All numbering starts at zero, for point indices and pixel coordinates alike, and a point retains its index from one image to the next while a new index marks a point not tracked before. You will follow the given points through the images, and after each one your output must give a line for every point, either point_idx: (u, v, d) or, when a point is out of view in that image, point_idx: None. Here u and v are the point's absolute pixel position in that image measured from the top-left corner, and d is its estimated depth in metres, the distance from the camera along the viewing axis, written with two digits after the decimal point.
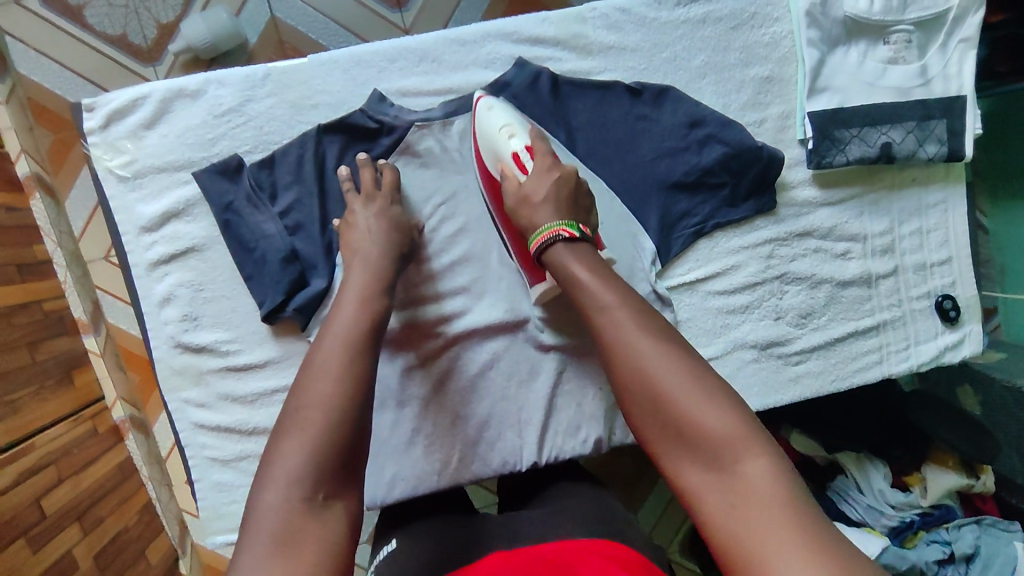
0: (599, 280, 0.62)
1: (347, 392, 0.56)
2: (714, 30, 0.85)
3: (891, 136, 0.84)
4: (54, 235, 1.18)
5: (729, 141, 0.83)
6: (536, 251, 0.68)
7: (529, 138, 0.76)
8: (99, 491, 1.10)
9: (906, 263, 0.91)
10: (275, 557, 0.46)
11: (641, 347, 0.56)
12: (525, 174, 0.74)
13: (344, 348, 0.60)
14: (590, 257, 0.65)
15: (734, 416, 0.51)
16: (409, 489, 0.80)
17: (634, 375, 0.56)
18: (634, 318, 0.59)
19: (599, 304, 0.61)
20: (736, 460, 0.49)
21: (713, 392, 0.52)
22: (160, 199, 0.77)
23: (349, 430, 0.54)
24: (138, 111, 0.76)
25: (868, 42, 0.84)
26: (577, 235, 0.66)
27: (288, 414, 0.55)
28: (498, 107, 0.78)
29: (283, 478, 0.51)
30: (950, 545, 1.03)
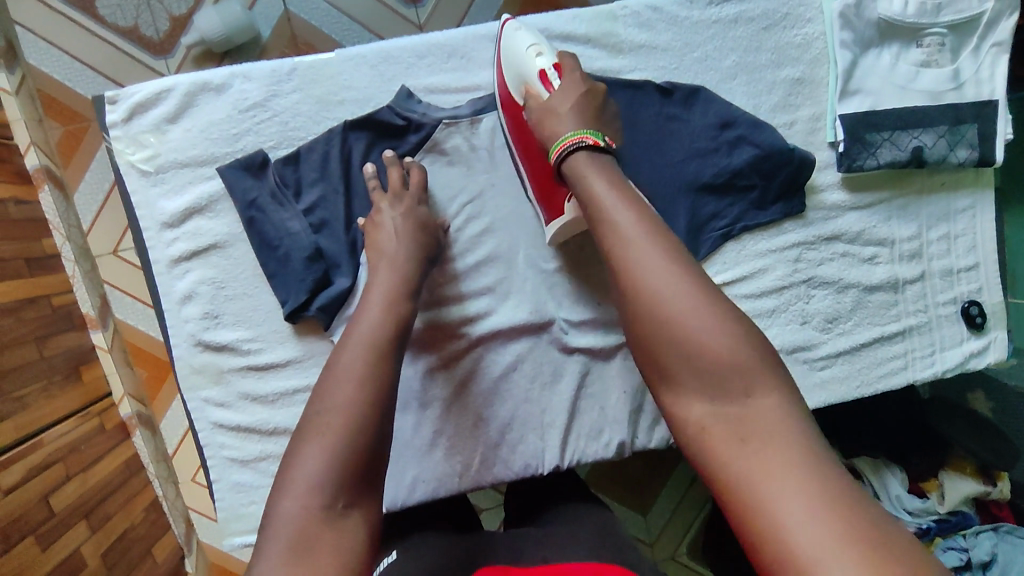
0: (617, 197, 0.58)
1: (370, 397, 0.55)
2: (746, 30, 0.84)
3: (923, 140, 0.83)
4: (64, 229, 1.17)
5: (760, 143, 0.82)
6: (556, 160, 0.65)
7: (556, 58, 0.73)
8: (106, 488, 1.09)
9: (933, 269, 0.90)
10: (290, 565, 0.45)
11: (654, 266, 0.52)
12: (551, 90, 0.71)
13: (366, 352, 0.58)
14: (609, 171, 0.61)
15: (746, 347, 0.48)
16: (430, 491, 0.79)
17: (643, 293, 0.52)
18: (649, 236, 0.54)
19: (612, 219, 0.57)
20: (746, 393, 0.47)
21: (727, 319, 0.50)
22: (183, 194, 0.76)
23: (371, 435, 0.53)
24: (161, 105, 0.75)
25: (900, 45, 0.83)
26: (601, 145, 0.63)
27: (308, 418, 0.54)
28: (525, 30, 0.76)
29: (302, 486, 0.49)
30: (967, 552, 0.99)
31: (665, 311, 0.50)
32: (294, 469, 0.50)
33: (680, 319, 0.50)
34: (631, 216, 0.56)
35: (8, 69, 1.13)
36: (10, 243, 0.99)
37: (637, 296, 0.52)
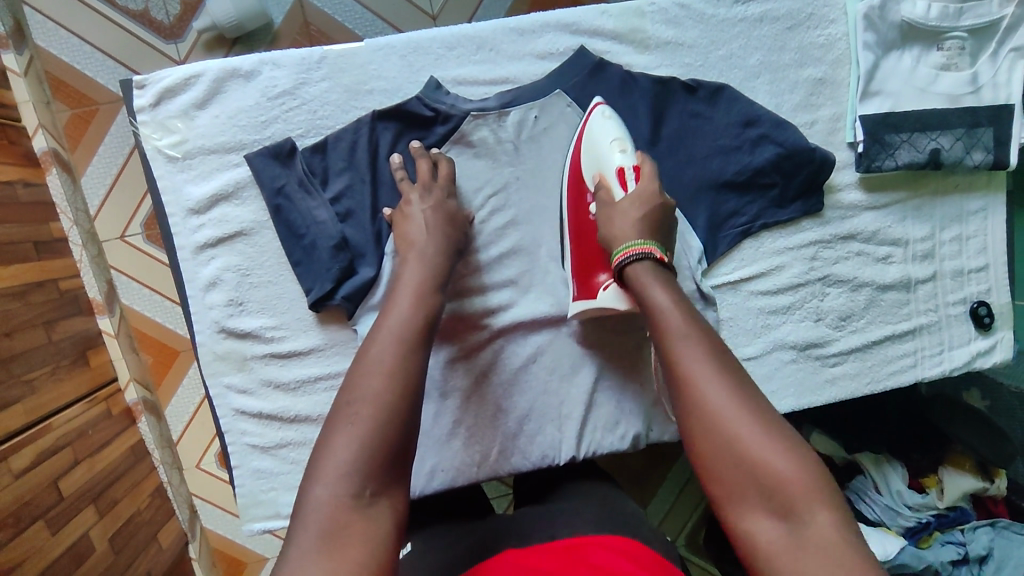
0: (675, 306, 0.61)
1: (401, 391, 0.54)
2: (772, 29, 0.85)
3: (940, 142, 0.84)
4: (71, 213, 1.15)
5: (782, 142, 0.83)
6: (617, 265, 0.67)
7: (637, 158, 0.74)
8: (113, 474, 1.09)
9: (945, 269, 0.91)
10: (323, 555, 0.44)
11: (713, 382, 0.54)
12: (625, 193, 0.72)
13: (395, 343, 0.58)
14: (668, 282, 0.64)
15: (805, 466, 0.49)
16: (448, 480, 0.80)
17: (702, 408, 0.54)
18: (706, 350, 0.57)
19: (671, 334, 0.59)
20: (805, 511, 0.47)
21: (784, 438, 0.51)
22: (209, 180, 0.76)
23: (402, 430, 0.52)
24: (190, 90, 0.74)
25: (922, 47, 0.84)
26: (663, 259, 0.66)
27: (338, 407, 0.53)
28: (614, 120, 0.77)
29: (332, 473, 0.48)
30: (965, 547, 1.03)
31: (725, 428, 0.52)
32: (324, 456, 0.49)
33: (740, 435, 0.51)
34: (690, 328, 0.58)
35: (17, 50, 1.11)
36: (18, 226, 0.98)
37: (697, 410, 0.54)
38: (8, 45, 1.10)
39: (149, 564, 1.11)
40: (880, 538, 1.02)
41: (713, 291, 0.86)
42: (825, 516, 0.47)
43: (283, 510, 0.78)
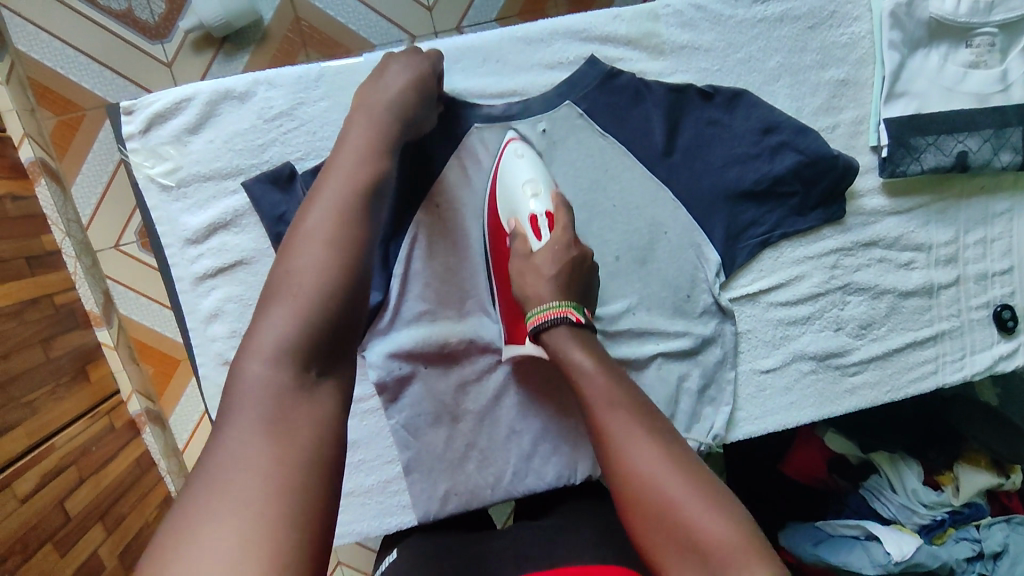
0: (599, 372, 0.60)
1: (347, 262, 0.51)
2: (792, 29, 0.81)
3: (968, 144, 0.80)
4: (62, 224, 1.11)
5: (804, 149, 0.80)
6: (534, 329, 0.66)
7: (551, 204, 0.73)
8: (118, 488, 1.07)
9: (968, 273, 0.88)
10: (263, 438, 0.42)
11: (642, 449, 0.53)
12: (540, 244, 0.71)
13: (338, 209, 0.53)
14: (592, 344, 0.63)
15: (736, 522, 0.48)
16: (463, 503, 0.79)
17: (633, 475, 0.52)
18: (632, 416, 0.56)
19: (597, 400, 0.58)
20: (744, 564, 0.45)
21: (717, 497, 0.49)
22: (207, 209, 0.72)
23: (342, 304, 0.49)
24: (181, 115, 0.70)
25: (949, 45, 0.81)
26: (581, 321, 0.64)
27: (277, 279, 0.50)
28: (528, 158, 0.75)
29: (271, 350, 0.46)
30: (979, 543, 1.00)
31: (656, 494, 0.50)
32: (262, 330, 0.47)
33: (671, 499, 0.49)
34: (612, 393, 0.58)
35: None
36: (9, 242, 0.95)
37: (627, 480, 0.52)
38: None
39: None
40: (896, 538, 1.01)
41: (731, 304, 0.83)
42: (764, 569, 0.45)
43: None
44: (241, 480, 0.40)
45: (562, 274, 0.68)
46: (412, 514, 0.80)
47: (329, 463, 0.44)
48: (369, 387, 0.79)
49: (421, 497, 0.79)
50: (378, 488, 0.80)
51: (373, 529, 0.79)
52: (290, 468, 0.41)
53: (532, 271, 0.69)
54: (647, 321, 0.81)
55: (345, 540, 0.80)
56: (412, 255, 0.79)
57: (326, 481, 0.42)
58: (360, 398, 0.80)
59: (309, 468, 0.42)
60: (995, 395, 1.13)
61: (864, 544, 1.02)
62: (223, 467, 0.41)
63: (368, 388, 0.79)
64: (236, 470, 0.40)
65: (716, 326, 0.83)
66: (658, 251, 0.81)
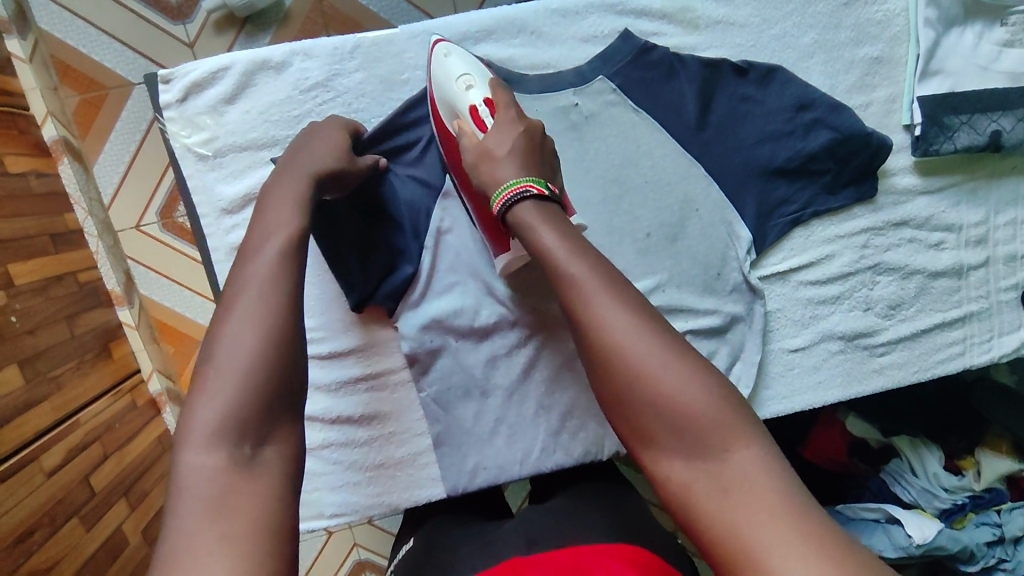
0: (563, 245, 0.56)
1: (273, 332, 0.50)
2: (827, 6, 0.81)
3: (1002, 123, 0.80)
4: (85, 203, 1.11)
5: (838, 126, 0.79)
6: (499, 210, 0.61)
7: (488, 89, 0.69)
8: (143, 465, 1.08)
9: (997, 255, 0.88)
10: (208, 521, 0.41)
11: (617, 319, 0.51)
12: (484, 131, 0.67)
13: (262, 277, 0.53)
14: (557, 218, 0.59)
15: (714, 392, 0.48)
16: (491, 478, 0.79)
17: (610, 345, 0.51)
18: (608, 288, 0.53)
19: (563, 274, 0.55)
20: (724, 446, 0.46)
21: (694, 366, 0.49)
22: (242, 179, 0.72)
23: (274, 378, 0.49)
24: (217, 85, 0.71)
25: (984, 23, 0.80)
26: (545, 194, 0.61)
27: (200, 364, 0.49)
28: (457, 55, 0.71)
29: (203, 435, 0.45)
30: (1001, 528, 1.00)
31: (629, 364, 0.50)
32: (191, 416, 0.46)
33: (649, 370, 0.49)
34: (583, 268, 0.54)
35: (20, 34, 1.06)
36: (34, 219, 0.96)
37: (604, 351, 0.51)
38: (11, 29, 1.05)
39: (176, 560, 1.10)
40: (917, 523, 1.01)
41: (760, 282, 0.83)
42: (743, 449, 0.45)
43: (327, 510, 0.79)
44: (192, 568, 0.39)
45: (516, 152, 0.63)
46: (441, 486, 0.79)
47: (276, 539, 0.42)
48: (399, 358, 0.80)
49: (450, 472, 0.79)
50: (408, 462, 0.80)
51: (403, 502, 0.79)
52: (240, 547, 0.40)
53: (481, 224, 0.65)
54: (677, 298, 0.81)
55: (374, 513, 0.80)
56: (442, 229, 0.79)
57: (274, 552, 0.41)
58: (391, 369, 0.80)
59: (262, 542, 0.41)
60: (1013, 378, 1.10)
61: (886, 527, 1.02)
62: (169, 561, 0.39)
63: (399, 358, 0.80)
64: (186, 562, 0.39)
65: (745, 305, 0.83)
66: (689, 228, 0.81)
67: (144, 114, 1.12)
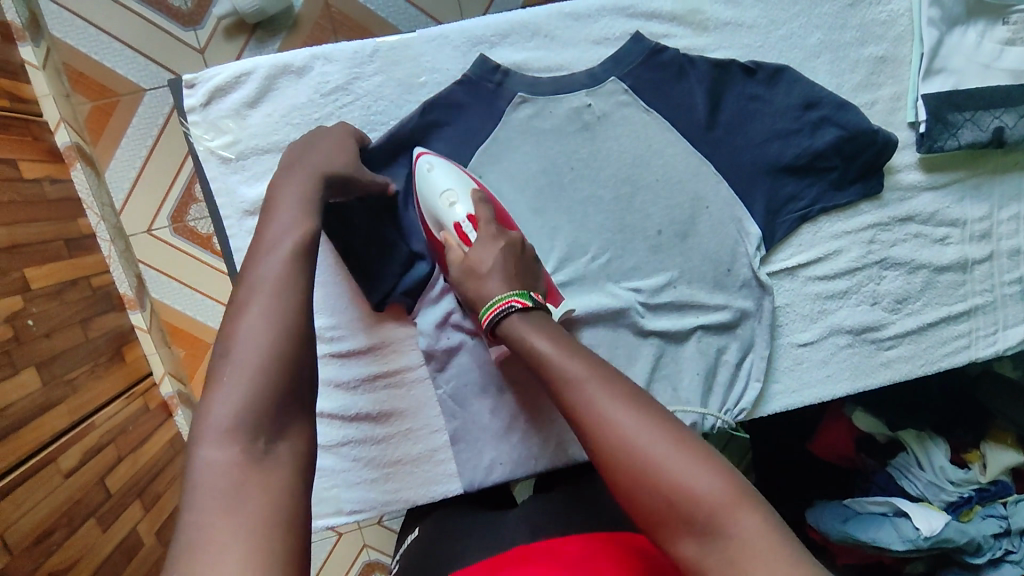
0: (559, 352, 0.59)
1: (284, 331, 0.52)
2: (833, 6, 0.82)
3: (1005, 120, 0.82)
4: (97, 208, 1.13)
5: (845, 124, 0.81)
6: (488, 323, 0.66)
7: (471, 205, 0.72)
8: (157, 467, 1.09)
9: (1001, 249, 0.90)
10: (224, 511, 0.42)
11: (618, 412, 0.53)
12: (467, 247, 0.71)
13: (272, 279, 0.55)
14: (549, 326, 0.64)
15: (718, 473, 0.48)
16: (507, 473, 0.80)
17: (611, 434, 0.52)
18: (606, 381, 0.56)
19: (564, 377, 0.57)
20: (731, 520, 0.46)
21: (692, 445, 0.51)
22: (263, 180, 0.73)
23: (286, 375, 0.50)
24: (241, 89, 0.72)
25: (987, 22, 0.82)
26: (528, 307, 0.65)
27: (214, 364, 0.50)
28: (440, 168, 0.74)
29: (216, 432, 0.46)
30: (1007, 520, 1.02)
31: (633, 450, 0.50)
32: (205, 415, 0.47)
33: (650, 455, 0.50)
34: (581, 368, 0.57)
35: (34, 42, 1.07)
36: (48, 224, 0.97)
37: (605, 442, 0.52)
38: (26, 37, 1.06)
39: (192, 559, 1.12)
40: (925, 515, 1.02)
41: (769, 277, 0.84)
42: (750, 521, 0.46)
43: (346, 507, 0.80)
44: (210, 559, 0.39)
45: (500, 268, 0.68)
46: (458, 482, 0.81)
47: (289, 533, 0.42)
48: (416, 356, 0.81)
49: (467, 467, 0.80)
50: (425, 458, 0.81)
51: (421, 497, 0.80)
52: (256, 535, 0.41)
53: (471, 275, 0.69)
54: (688, 294, 0.83)
55: (391, 509, 0.81)
56: None
57: (289, 539, 0.42)
58: (408, 367, 0.81)
59: (277, 535, 0.41)
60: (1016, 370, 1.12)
61: (893, 520, 1.03)
62: (186, 553, 0.40)
63: (416, 356, 0.81)
64: (202, 553, 0.39)
65: (755, 301, 0.84)
66: (700, 225, 0.82)
67: (160, 114, 1.12)
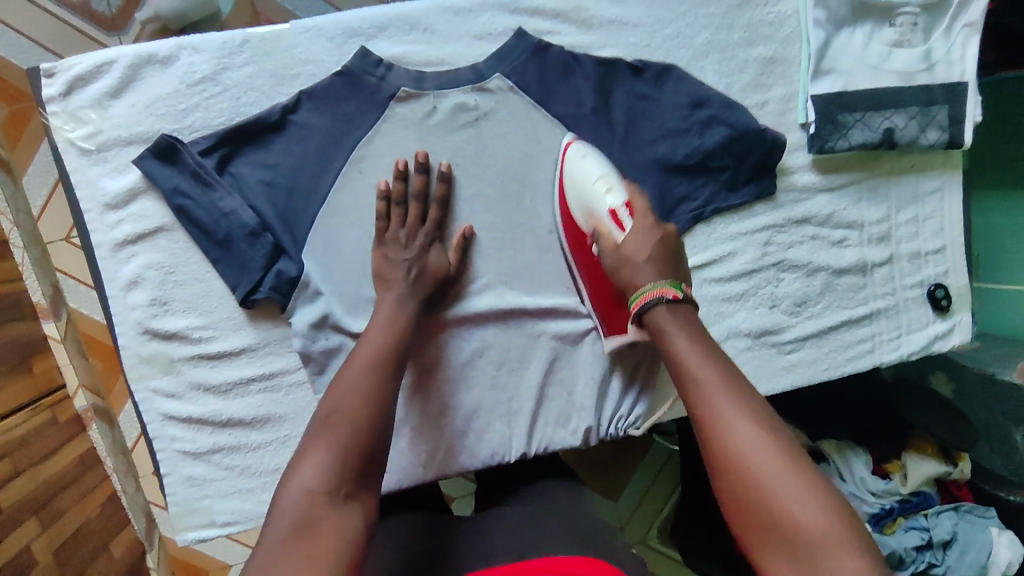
0: (693, 344, 0.57)
1: (377, 403, 0.57)
2: (719, 7, 0.82)
3: (894, 121, 0.82)
4: (11, 214, 1.04)
5: (733, 123, 0.81)
6: (633, 314, 0.63)
7: (626, 194, 0.71)
8: (63, 481, 0.99)
9: (901, 252, 0.90)
10: (297, 543, 0.45)
11: (738, 424, 0.51)
12: (623, 233, 0.69)
13: (371, 358, 0.61)
14: (692, 320, 0.60)
15: (830, 510, 0.46)
16: (394, 483, 0.76)
17: (724, 442, 0.51)
18: (729, 391, 0.53)
19: (691, 373, 0.56)
20: (832, 562, 0.43)
21: (811, 481, 0.47)
22: (126, 173, 0.71)
23: (374, 436, 0.54)
24: (102, 79, 0.70)
25: (874, 24, 0.82)
26: (680, 297, 0.61)
27: (319, 417, 0.55)
28: (591, 157, 0.76)
29: (312, 473, 0.50)
30: (928, 532, 0.96)
31: (744, 468, 0.49)
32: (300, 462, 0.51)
33: (760, 477, 0.48)
34: (711, 368, 0.55)
35: None
36: None
37: (718, 452, 0.51)
38: None
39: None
40: None
41: None
42: (851, 565, 0.43)
43: (218, 519, 0.77)
44: None
45: (656, 258, 0.65)
46: None
47: None
48: (295, 358, 0.76)
49: None
50: None
51: None
52: None
53: (625, 262, 0.66)
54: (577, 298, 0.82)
55: None
56: (333, 225, 0.75)
57: None
58: (285, 370, 0.76)
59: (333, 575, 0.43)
60: (950, 389, 1.03)
61: None
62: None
63: (295, 359, 0.76)
64: None
65: None
66: None
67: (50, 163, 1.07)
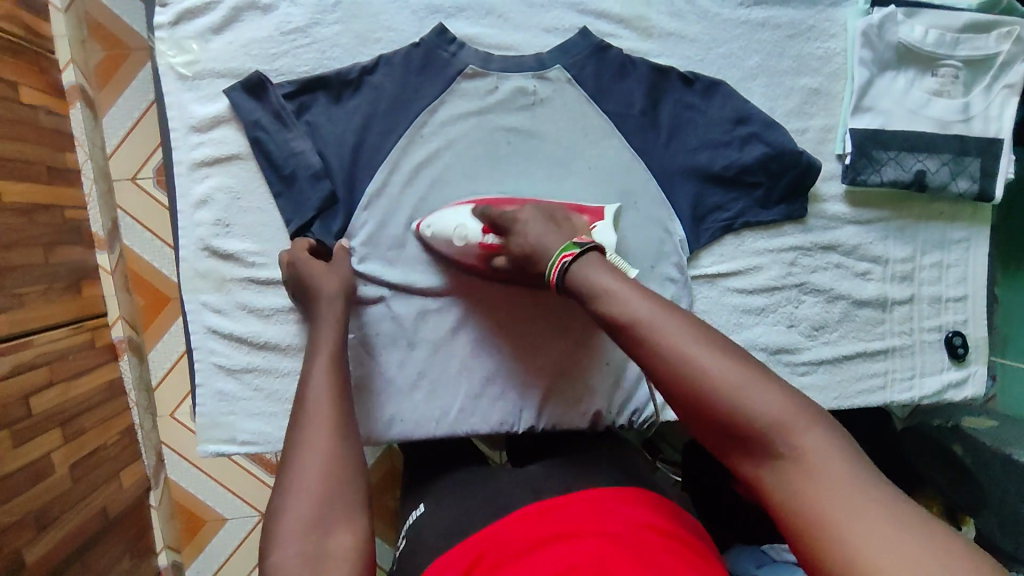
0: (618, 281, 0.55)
1: (338, 431, 0.55)
2: (773, 35, 0.88)
3: (926, 164, 0.87)
4: (88, 146, 1.08)
5: (771, 142, 0.86)
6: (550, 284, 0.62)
7: (478, 219, 0.77)
8: (94, 402, 1.03)
9: (922, 294, 0.93)
10: None
11: (683, 343, 0.49)
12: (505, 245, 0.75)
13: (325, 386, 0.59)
14: (605, 263, 0.58)
15: (782, 394, 0.46)
16: (407, 431, 0.81)
17: (673, 366, 0.49)
18: (666, 314, 0.51)
19: (621, 309, 0.53)
20: (790, 441, 0.44)
21: (759, 374, 0.47)
22: (215, 102, 0.79)
23: (346, 472, 0.52)
24: (208, 15, 0.79)
25: (916, 71, 0.87)
26: (575, 253, 0.60)
27: (282, 471, 0.53)
28: (435, 218, 0.79)
29: (297, 527, 0.48)
30: None
31: (694, 383, 0.48)
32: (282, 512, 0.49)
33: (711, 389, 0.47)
34: (639, 297, 0.53)
35: None
36: (32, 148, 0.93)
37: (667, 374, 0.49)
38: None
39: (107, 500, 1.03)
40: None
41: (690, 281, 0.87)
42: (807, 436, 0.44)
43: (239, 436, 0.81)
44: None
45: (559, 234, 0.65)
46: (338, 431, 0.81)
47: None
48: None
49: (368, 418, 0.80)
50: None
51: None
52: None
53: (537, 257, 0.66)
54: None
55: None
56: (389, 180, 0.81)
57: None
58: None
59: None
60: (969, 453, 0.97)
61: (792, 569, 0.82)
62: None
63: None
64: None
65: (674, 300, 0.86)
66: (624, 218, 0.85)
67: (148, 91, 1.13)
